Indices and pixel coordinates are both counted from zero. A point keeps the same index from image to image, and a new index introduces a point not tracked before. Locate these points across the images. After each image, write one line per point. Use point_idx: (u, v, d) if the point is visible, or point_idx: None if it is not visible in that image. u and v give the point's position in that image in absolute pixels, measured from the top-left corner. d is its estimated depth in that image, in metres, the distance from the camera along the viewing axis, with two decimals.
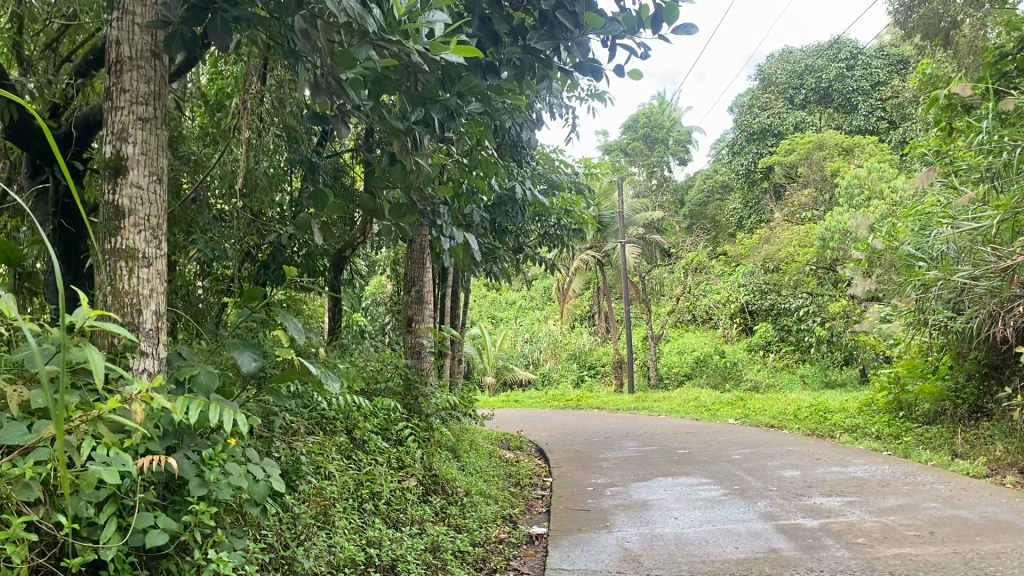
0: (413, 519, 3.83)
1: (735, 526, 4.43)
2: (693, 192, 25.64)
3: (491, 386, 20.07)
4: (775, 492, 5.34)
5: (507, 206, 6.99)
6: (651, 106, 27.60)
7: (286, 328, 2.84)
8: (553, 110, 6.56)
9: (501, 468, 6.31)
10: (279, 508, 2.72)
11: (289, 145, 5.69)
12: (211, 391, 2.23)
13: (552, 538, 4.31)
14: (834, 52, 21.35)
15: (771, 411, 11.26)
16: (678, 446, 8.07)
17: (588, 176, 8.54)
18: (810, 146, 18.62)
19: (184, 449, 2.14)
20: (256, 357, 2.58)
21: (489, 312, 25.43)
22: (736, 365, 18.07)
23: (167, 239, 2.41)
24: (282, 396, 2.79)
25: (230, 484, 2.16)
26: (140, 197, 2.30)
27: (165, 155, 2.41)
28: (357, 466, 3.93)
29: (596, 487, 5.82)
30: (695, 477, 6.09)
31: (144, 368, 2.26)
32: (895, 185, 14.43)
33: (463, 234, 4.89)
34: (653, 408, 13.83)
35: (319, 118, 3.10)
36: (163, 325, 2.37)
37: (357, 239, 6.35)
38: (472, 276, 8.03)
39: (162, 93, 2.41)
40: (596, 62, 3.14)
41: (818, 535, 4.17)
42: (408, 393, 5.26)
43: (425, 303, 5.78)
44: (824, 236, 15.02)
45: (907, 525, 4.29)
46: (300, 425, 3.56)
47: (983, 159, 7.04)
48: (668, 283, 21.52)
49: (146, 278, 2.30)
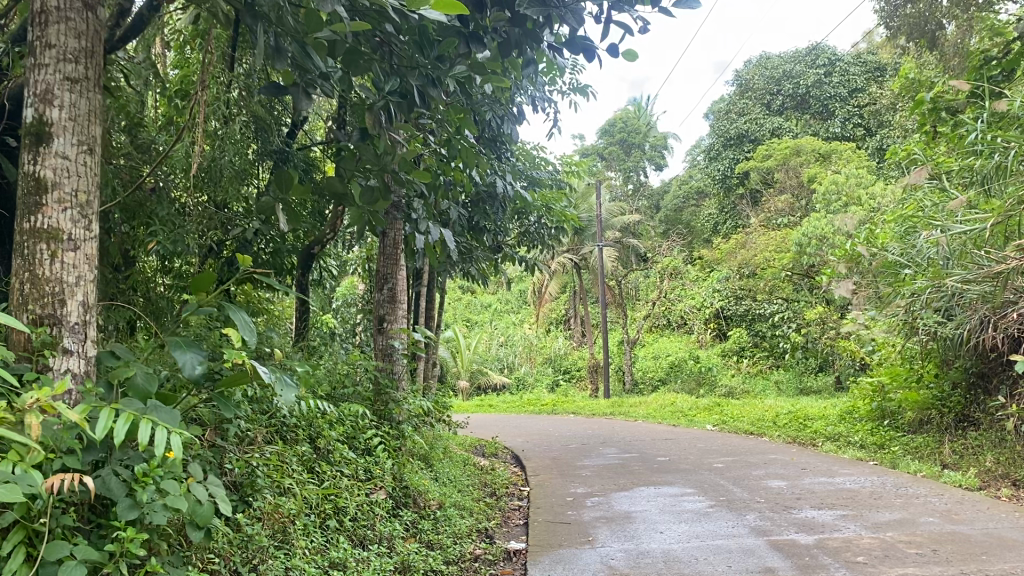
0: (381, 536, 3.52)
1: (723, 542, 4.17)
2: (668, 197, 25.51)
3: (464, 390, 19.73)
4: (765, 505, 5.09)
5: (485, 203, 6.70)
6: (626, 111, 27.36)
7: (234, 325, 2.48)
8: (535, 100, 6.31)
9: (476, 477, 6.02)
10: (228, 528, 2.44)
11: (258, 136, 5.36)
12: (149, 395, 1.97)
13: (531, 554, 4.02)
14: (812, 58, 21.27)
15: (749, 418, 11.05)
16: (657, 454, 7.80)
17: (567, 173, 8.24)
18: (788, 151, 18.37)
19: (112, 464, 1.85)
20: (201, 359, 2.27)
21: (463, 314, 25.09)
22: (712, 371, 17.89)
23: (99, 218, 2.10)
24: (232, 405, 2.49)
25: (166, 506, 1.85)
26: (65, 170, 1.99)
27: (98, 122, 2.10)
28: (320, 480, 3.60)
29: (576, 498, 5.53)
30: (678, 487, 5.83)
31: (67, 368, 1.95)
32: (872, 191, 14.26)
33: (437, 232, 4.63)
34: (630, 413, 13.60)
35: (276, 89, 2.66)
36: (93, 320, 2.06)
37: (326, 235, 5.88)
38: (446, 277, 7.73)
39: (96, 51, 2.09)
40: (587, 40, 2.97)
41: (814, 553, 3.91)
42: (378, 398, 4.92)
43: (398, 302, 5.39)
44: (802, 241, 14.77)
45: (907, 542, 4.05)
46: (258, 433, 3.28)
47: (974, 161, 6.81)
48: (643, 288, 21.30)
49: (72, 263, 1.99)
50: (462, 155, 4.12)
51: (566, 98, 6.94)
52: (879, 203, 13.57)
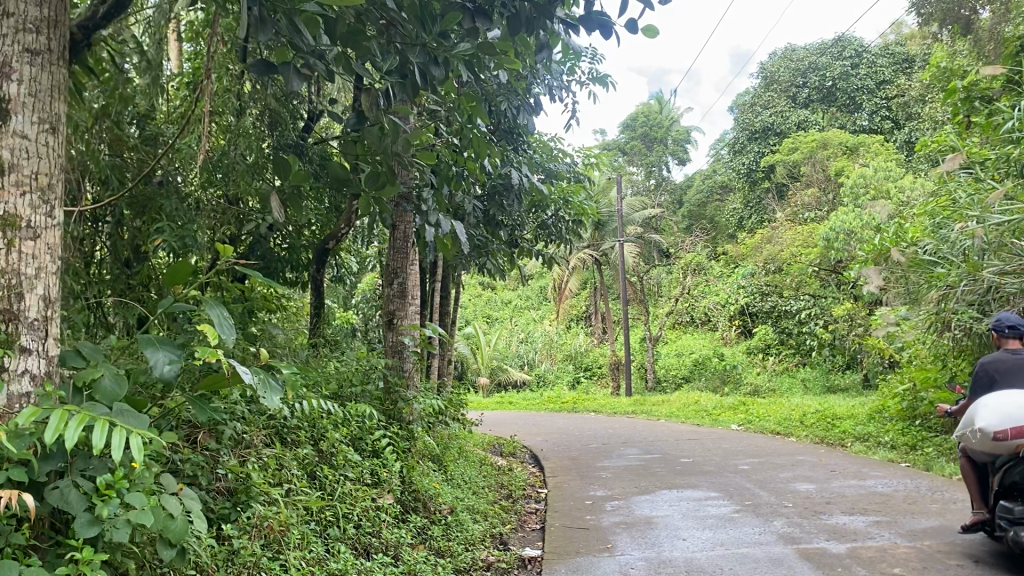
0: (387, 543, 3.36)
1: (750, 551, 3.95)
2: (691, 192, 25.22)
3: (484, 387, 19.58)
4: (792, 510, 4.85)
5: (502, 196, 6.50)
6: (649, 105, 26.96)
7: (214, 324, 2.38)
8: (553, 90, 6.11)
9: (492, 478, 5.83)
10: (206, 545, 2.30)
11: (272, 131, 5.17)
12: (117, 399, 1.92)
13: (547, 562, 3.83)
14: (838, 50, 20.87)
15: (775, 416, 10.79)
16: (680, 455, 7.57)
17: (586, 166, 8.01)
18: (814, 145, 17.99)
19: (72, 473, 1.71)
20: (174, 359, 2.13)
21: (483, 311, 24.85)
22: (736, 368, 17.62)
23: (62, 207, 2.04)
24: (208, 408, 2.35)
25: (130, 521, 1.72)
26: (24, 149, 1.93)
27: (60, 99, 2.05)
28: (321, 485, 3.43)
29: (595, 501, 5.33)
30: (702, 490, 5.60)
31: (25, 369, 1.88)
32: (901, 184, 13.86)
33: (449, 224, 4.43)
34: (651, 411, 13.36)
35: (267, 67, 2.45)
36: (55, 317, 1.99)
37: (340, 231, 5.63)
38: (462, 272, 7.53)
39: (60, 21, 2.05)
40: (604, 15, 2.83)
41: (846, 563, 3.68)
42: (387, 398, 4.72)
43: (408, 298, 5.17)
44: (829, 236, 14.34)
45: (946, 553, 3.80)
46: (255, 437, 3.14)
47: (1012, 149, 6.49)
48: (665, 284, 20.99)
49: (32, 253, 1.94)
50: (474, 143, 3.93)
51: (585, 87, 6.72)
52: (909, 196, 13.21)
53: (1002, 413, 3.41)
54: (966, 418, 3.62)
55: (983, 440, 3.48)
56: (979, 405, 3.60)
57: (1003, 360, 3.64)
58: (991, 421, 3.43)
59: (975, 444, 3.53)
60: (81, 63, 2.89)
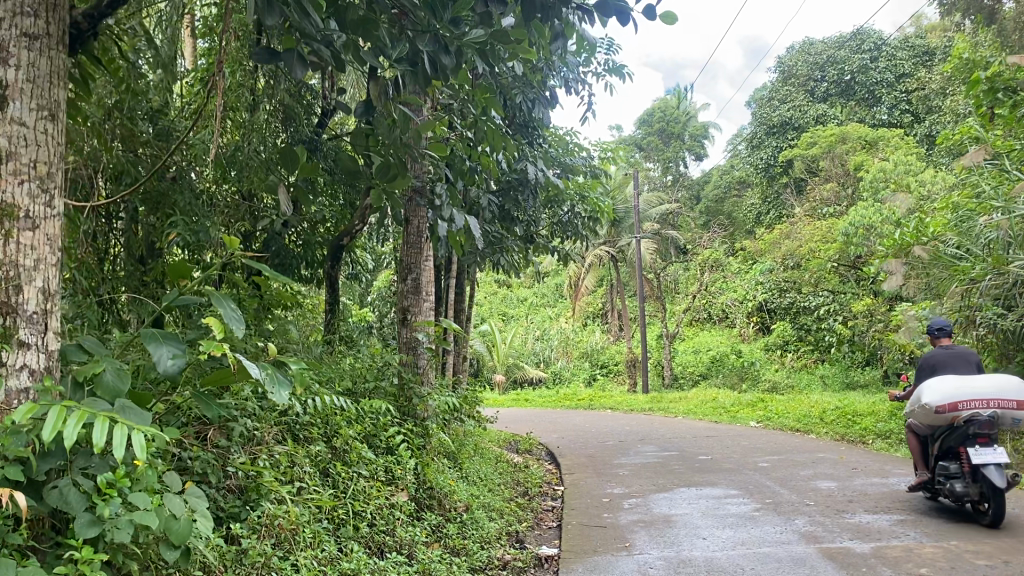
0: (401, 542, 3.30)
1: (772, 550, 3.86)
2: (709, 188, 25.05)
3: (500, 384, 19.52)
4: (814, 508, 4.76)
5: (517, 190, 6.44)
6: (666, 100, 26.78)
7: (219, 315, 2.31)
8: (568, 82, 6.03)
9: (508, 475, 5.77)
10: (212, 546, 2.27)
11: (287, 127, 5.11)
12: (118, 394, 1.89)
13: (564, 562, 3.75)
14: (857, 43, 20.65)
15: (794, 413, 10.66)
16: (698, 453, 7.47)
17: (603, 160, 7.93)
18: (833, 139, 17.80)
19: (72, 472, 1.68)
20: (177, 353, 2.07)
21: (499, 308, 24.80)
22: (754, 365, 17.51)
23: (61, 197, 2.03)
24: (213, 404, 2.29)
25: (133, 520, 1.69)
26: (22, 137, 1.92)
27: (59, 85, 2.03)
28: (333, 483, 3.38)
29: (613, 499, 5.25)
30: (721, 488, 5.51)
31: (23, 364, 1.88)
32: (922, 178, 13.64)
33: (462, 218, 4.36)
34: (669, 408, 13.26)
35: (271, 54, 2.43)
36: (55, 310, 1.99)
37: (355, 226, 5.56)
38: (477, 268, 7.46)
39: (58, 6, 2.03)
40: (621, 1, 2.75)
41: (871, 563, 3.58)
42: (402, 394, 4.66)
43: (422, 294, 5.11)
44: (848, 231, 14.17)
45: (974, 552, 3.70)
46: (267, 433, 3.09)
47: None
48: (682, 281, 20.85)
49: (30, 244, 1.93)
50: (489, 136, 3.86)
51: (601, 79, 6.63)
52: (929, 190, 13.04)
53: (941, 392, 4.33)
54: (913, 396, 4.52)
55: (927, 413, 4.38)
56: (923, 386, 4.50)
57: (940, 354, 4.56)
58: (933, 398, 4.33)
59: (922, 417, 4.43)
60: (88, 53, 2.85)
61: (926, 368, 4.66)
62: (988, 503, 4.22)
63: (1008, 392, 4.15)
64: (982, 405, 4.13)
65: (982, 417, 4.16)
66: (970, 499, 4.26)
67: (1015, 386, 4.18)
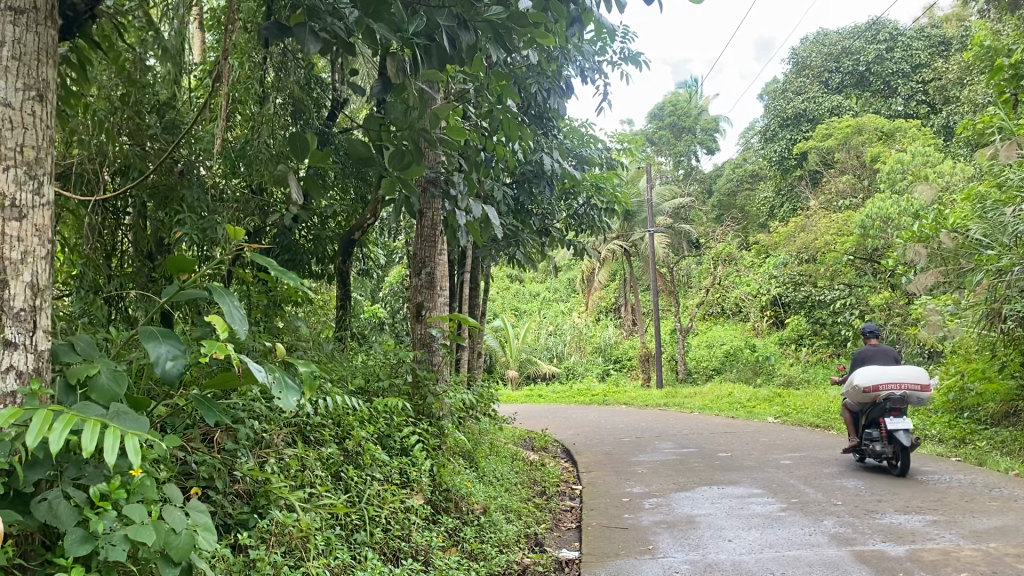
0: (416, 547, 3.16)
1: (802, 553, 3.70)
2: (722, 181, 24.82)
3: (514, 380, 19.36)
4: (843, 508, 4.60)
5: (531, 182, 6.28)
6: (678, 94, 26.53)
7: (222, 313, 2.16)
8: (584, 72, 5.88)
9: (525, 473, 5.63)
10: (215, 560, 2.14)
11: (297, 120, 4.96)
12: (114, 397, 1.80)
13: (586, 565, 3.61)
14: (872, 33, 20.34)
15: (812, 409, 10.49)
16: (718, 450, 7.31)
17: (618, 153, 7.77)
18: (848, 130, 17.56)
19: (63, 483, 1.61)
20: (177, 354, 1.94)
21: (512, 303, 24.63)
22: (769, 360, 17.32)
23: (51, 184, 1.91)
24: (216, 408, 2.15)
25: (128, 536, 1.59)
26: (8, 120, 1.80)
27: (48, 64, 1.92)
28: (346, 486, 3.25)
29: (633, 499, 5.10)
30: (744, 487, 5.35)
31: (10, 366, 1.76)
32: (941, 170, 13.39)
33: (478, 209, 4.22)
34: (684, 403, 13.11)
35: (281, 28, 2.30)
36: (44, 306, 1.87)
37: (366, 221, 5.43)
38: (491, 262, 7.32)
39: None
40: None
41: (908, 567, 3.42)
42: (417, 392, 4.52)
43: (436, 288, 4.98)
44: (865, 223, 13.93)
45: (1015, 556, 3.53)
46: (276, 436, 2.98)
47: None
48: (695, 275, 20.66)
49: (17, 235, 1.81)
50: (506, 124, 3.71)
51: (618, 69, 6.48)
52: (948, 180, 12.79)
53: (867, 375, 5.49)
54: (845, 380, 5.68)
55: (856, 392, 5.52)
56: (853, 372, 5.64)
57: (868, 350, 5.73)
58: (861, 380, 5.47)
59: (851, 395, 5.57)
60: (85, 37, 2.71)
61: (857, 359, 5.80)
62: (899, 459, 5.43)
63: (916, 377, 5.32)
64: (896, 385, 5.29)
65: (896, 395, 5.32)
66: (886, 457, 5.45)
67: (921, 373, 5.36)
